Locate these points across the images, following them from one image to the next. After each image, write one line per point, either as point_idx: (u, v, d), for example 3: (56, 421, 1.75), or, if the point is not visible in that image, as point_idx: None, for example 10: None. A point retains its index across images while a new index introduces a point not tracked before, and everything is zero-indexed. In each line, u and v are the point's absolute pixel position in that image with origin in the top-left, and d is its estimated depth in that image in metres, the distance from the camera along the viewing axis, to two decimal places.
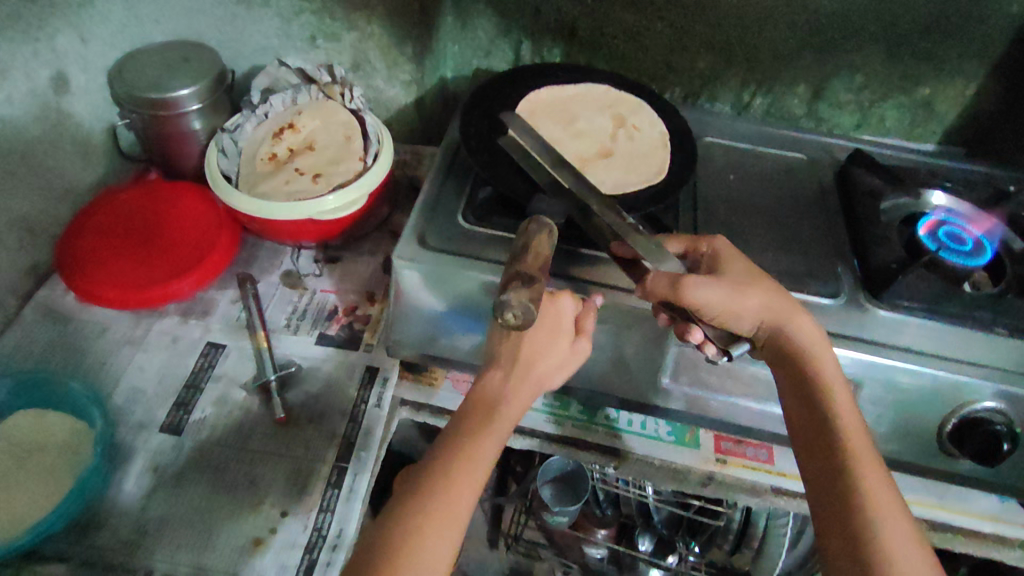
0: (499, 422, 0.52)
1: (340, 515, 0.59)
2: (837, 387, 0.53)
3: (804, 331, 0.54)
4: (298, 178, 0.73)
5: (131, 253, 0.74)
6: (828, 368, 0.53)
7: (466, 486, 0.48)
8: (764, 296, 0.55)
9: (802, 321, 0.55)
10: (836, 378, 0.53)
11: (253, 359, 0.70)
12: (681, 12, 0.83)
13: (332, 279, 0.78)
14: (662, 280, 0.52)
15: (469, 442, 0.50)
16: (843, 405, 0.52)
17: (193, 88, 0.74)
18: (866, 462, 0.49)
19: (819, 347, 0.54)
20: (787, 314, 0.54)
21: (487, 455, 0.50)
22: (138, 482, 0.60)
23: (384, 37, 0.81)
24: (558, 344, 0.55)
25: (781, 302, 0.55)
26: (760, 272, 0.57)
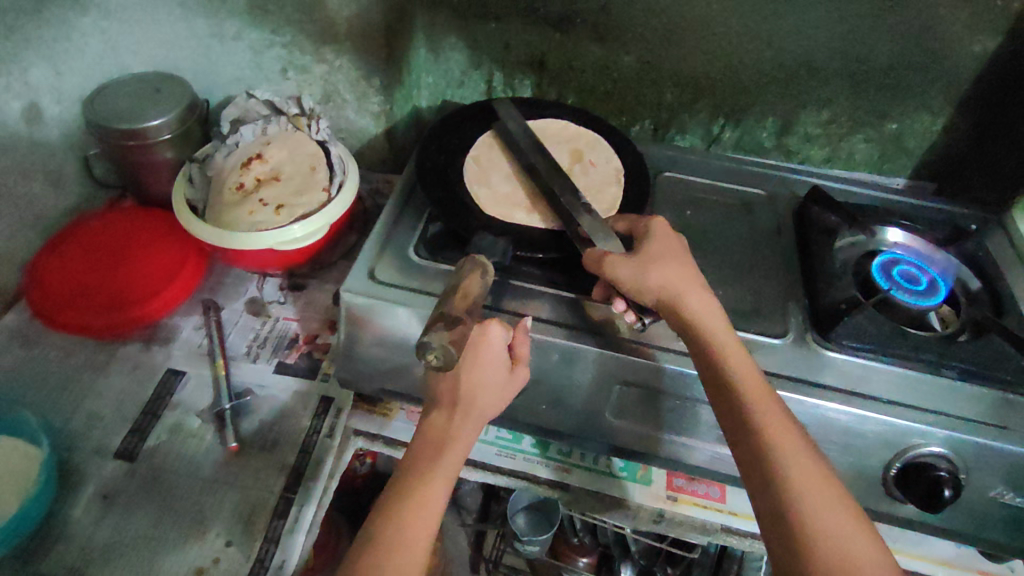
0: (443, 471, 0.52)
1: (283, 546, 0.60)
2: (731, 351, 0.53)
3: (698, 302, 0.55)
4: (261, 209, 0.74)
5: (99, 280, 0.76)
6: (719, 334, 0.54)
7: (418, 540, 0.48)
8: (660, 270, 0.57)
9: (695, 293, 0.56)
10: (729, 344, 0.54)
11: (210, 387, 0.71)
12: (646, 47, 0.84)
13: (296, 307, 0.79)
14: (593, 256, 0.58)
15: (415, 496, 0.50)
16: (740, 369, 0.52)
17: (164, 118, 0.76)
18: (773, 424, 0.49)
19: (709, 314, 0.55)
20: (679, 287, 0.56)
21: (437, 504, 0.51)
22: (86, 508, 0.61)
23: (352, 70, 0.83)
24: (494, 385, 0.55)
25: (674, 274, 0.57)
26: (663, 246, 0.59)
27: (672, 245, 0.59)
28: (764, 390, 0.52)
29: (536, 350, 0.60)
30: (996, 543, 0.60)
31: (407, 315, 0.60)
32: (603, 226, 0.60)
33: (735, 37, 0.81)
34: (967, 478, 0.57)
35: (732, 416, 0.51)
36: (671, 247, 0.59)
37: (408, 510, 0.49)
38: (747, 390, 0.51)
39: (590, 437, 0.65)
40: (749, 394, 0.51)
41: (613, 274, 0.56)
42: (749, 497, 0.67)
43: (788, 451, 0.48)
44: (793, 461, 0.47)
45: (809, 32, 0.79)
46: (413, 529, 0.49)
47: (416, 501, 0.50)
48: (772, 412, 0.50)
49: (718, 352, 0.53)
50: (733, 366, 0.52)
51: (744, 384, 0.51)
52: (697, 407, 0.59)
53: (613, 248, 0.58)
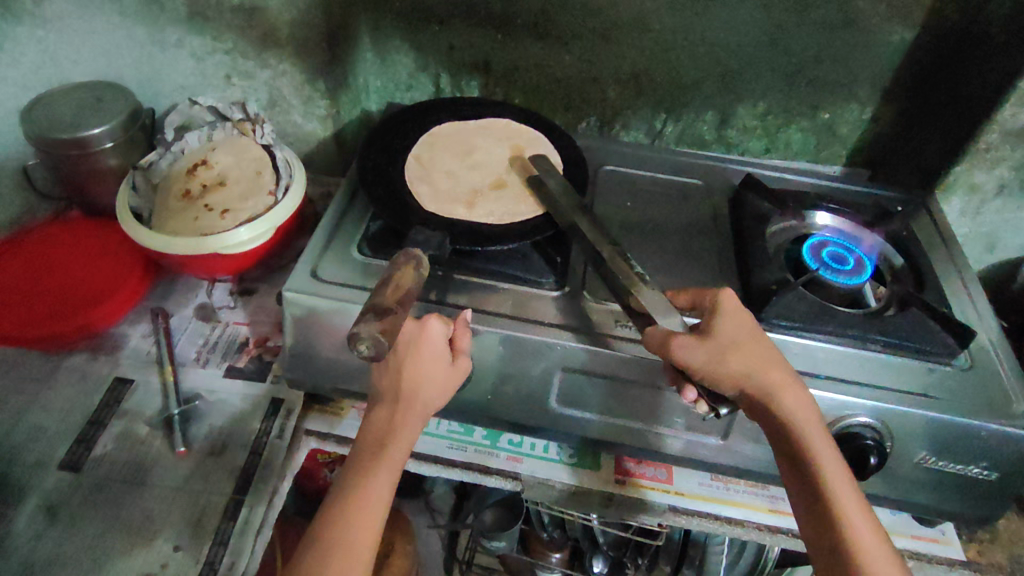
0: (389, 467, 0.53)
1: (234, 548, 0.60)
2: (820, 448, 0.52)
3: (790, 396, 0.53)
4: (206, 214, 0.75)
5: (42, 292, 0.75)
6: (813, 432, 0.53)
7: (362, 538, 0.49)
8: (742, 358, 0.54)
9: (777, 374, 0.54)
10: (812, 430, 0.53)
11: (159, 393, 0.70)
12: (587, 45, 0.86)
13: (247, 311, 0.79)
14: (659, 333, 0.54)
15: (357, 488, 0.51)
16: (832, 468, 0.52)
17: (105, 126, 0.76)
18: (863, 530, 0.50)
19: (799, 406, 0.53)
20: (769, 380, 0.53)
21: (381, 502, 0.51)
22: (30, 521, 0.60)
23: (296, 75, 0.83)
24: (435, 377, 0.55)
25: (760, 363, 0.54)
26: (742, 327, 0.56)
27: (747, 323, 0.56)
28: (852, 487, 0.52)
29: (478, 342, 0.61)
30: (925, 507, 0.63)
31: (347, 311, 0.61)
32: (662, 299, 0.56)
33: (671, 33, 0.84)
34: (892, 447, 0.59)
35: (818, 516, 0.52)
36: (749, 326, 0.56)
37: (352, 508, 0.50)
38: (838, 492, 0.51)
39: (538, 425, 0.66)
40: (838, 494, 0.51)
41: (687, 359, 0.52)
42: (695, 477, 0.69)
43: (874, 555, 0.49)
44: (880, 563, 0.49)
45: (740, 28, 0.82)
46: (357, 531, 0.49)
47: (363, 497, 0.51)
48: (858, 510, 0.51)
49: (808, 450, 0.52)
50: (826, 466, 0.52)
51: (833, 483, 0.52)
52: (636, 388, 0.61)
53: (677, 325, 0.54)
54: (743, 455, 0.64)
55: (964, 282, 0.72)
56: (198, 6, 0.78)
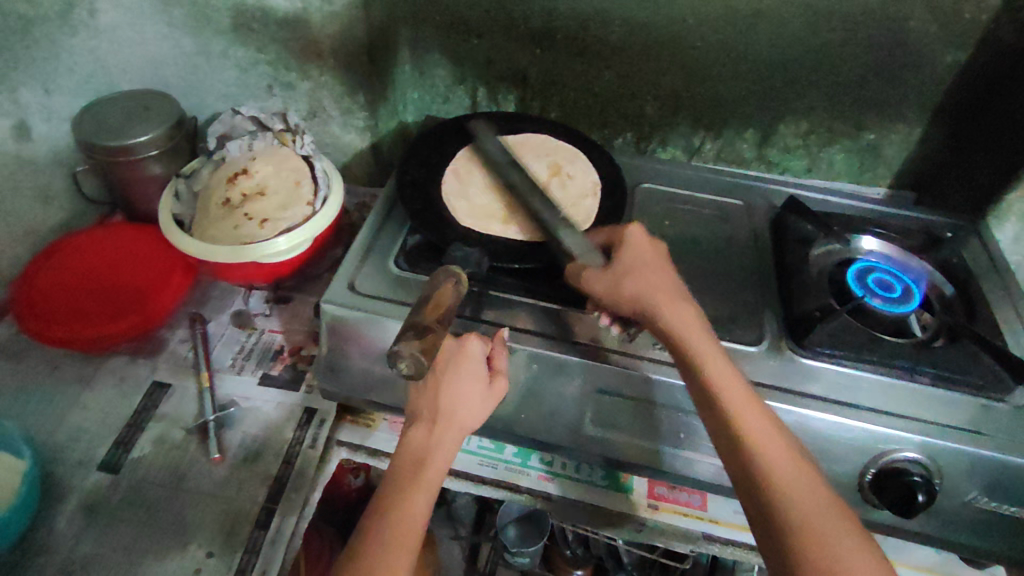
0: (427, 485, 0.52)
1: (266, 557, 0.60)
2: (737, 400, 0.51)
3: (675, 313, 0.55)
4: (246, 223, 0.76)
5: (87, 294, 0.77)
6: (704, 351, 0.53)
7: (403, 557, 0.49)
8: (633, 282, 0.56)
9: (664, 298, 0.56)
10: (704, 349, 0.53)
11: (196, 399, 0.71)
12: (626, 62, 0.86)
13: (282, 319, 0.80)
14: (574, 270, 0.59)
15: (398, 508, 0.51)
16: (723, 380, 0.52)
17: (151, 134, 0.77)
18: (763, 441, 0.49)
19: (712, 356, 0.53)
20: (654, 300, 0.56)
21: (420, 522, 0.51)
22: (69, 521, 0.61)
23: (337, 87, 0.84)
24: (474, 399, 0.55)
25: (673, 315, 0.55)
26: (656, 279, 0.57)
27: (666, 276, 0.58)
28: (751, 400, 0.51)
29: (514, 360, 0.61)
30: (973, 548, 0.60)
31: (383, 325, 0.61)
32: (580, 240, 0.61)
33: (712, 50, 0.82)
34: (941, 484, 0.57)
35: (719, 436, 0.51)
36: (665, 279, 0.58)
37: (392, 526, 0.50)
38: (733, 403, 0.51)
39: (572, 445, 0.65)
40: (762, 446, 0.49)
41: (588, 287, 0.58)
42: (731, 505, 0.68)
43: (772, 459, 0.48)
44: (777, 469, 0.48)
45: (784, 46, 0.81)
46: (396, 548, 0.49)
47: (402, 517, 0.50)
48: (787, 463, 0.48)
49: (728, 403, 0.51)
50: (717, 379, 0.52)
51: (756, 436, 0.49)
52: (674, 414, 0.60)
53: (590, 260, 0.59)
54: None
55: (1017, 313, 0.69)
56: (243, 18, 0.79)
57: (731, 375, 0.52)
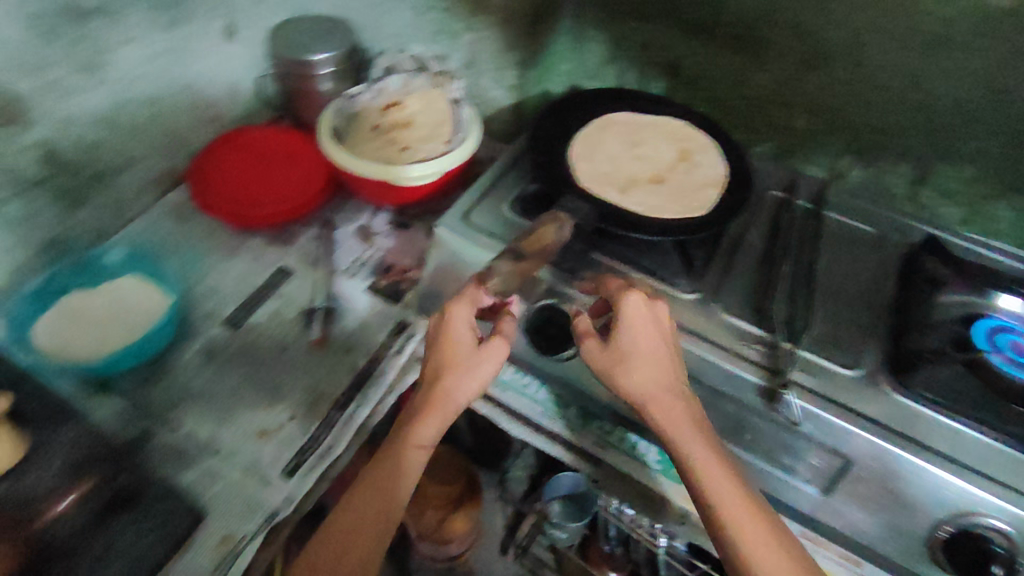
0: (409, 451, 0.54)
1: (335, 434, 0.67)
2: (713, 475, 0.51)
3: (636, 379, 0.55)
4: (388, 147, 0.84)
5: (245, 180, 0.88)
6: (670, 423, 0.53)
7: (390, 493, 0.53)
8: (601, 354, 0.57)
9: (628, 369, 0.55)
10: (670, 418, 0.53)
11: (311, 288, 0.80)
12: (786, 67, 0.83)
13: (398, 241, 0.86)
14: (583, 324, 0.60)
15: (389, 457, 0.54)
16: (695, 450, 0.52)
17: (332, 53, 0.87)
18: (729, 504, 0.50)
19: (690, 442, 0.52)
20: (614, 375, 0.55)
21: (415, 470, 0.54)
22: (190, 358, 0.72)
23: (498, 43, 0.93)
24: (462, 372, 0.56)
25: (652, 400, 0.54)
26: (637, 359, 0.55)
27: (655, 353, 0.56)
28: (725, 467, 0.51)
29: (598, 320, 0.63)
30: None
31: (481, 255, 0.66)
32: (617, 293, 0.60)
33: (883, 71, 0.78)
34: None
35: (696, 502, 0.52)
36: (655, 358, 0.56)
37: (386, 469, 0.54)
38: (702, 471, 0.51)
39: (634, 418, 0.64)
40: (732, 519, 0.49)
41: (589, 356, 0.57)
42: None
43: (745, 522, 0.49)
44: (744, 531, 0.49)
45: (967, 80, 0.74)
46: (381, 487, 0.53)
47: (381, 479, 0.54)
48: (756, 530, 0.49)
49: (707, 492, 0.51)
50: (688, 452, 0.52)
51: (727, 513, 0.50)
52: (737, 412, 0.58)
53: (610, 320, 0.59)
54: (855, 524, 0.55)
55: None
56: None
57: (705, 444, 0.52)
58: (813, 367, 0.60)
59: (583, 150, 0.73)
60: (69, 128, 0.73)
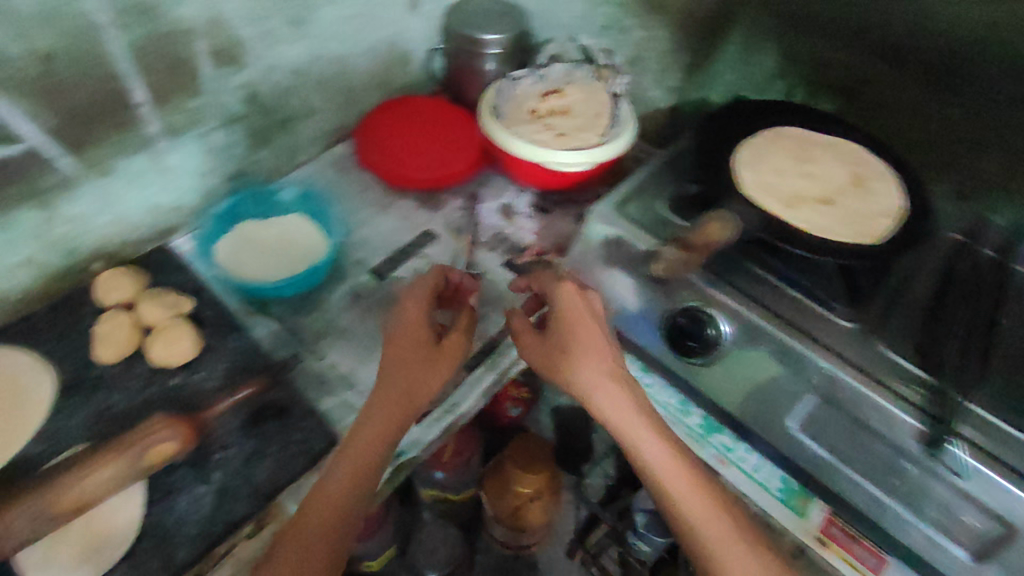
0: (385, 424, 0.58)
1: (461, 393, 0.70)
2: (662, 463, 0.56)
3: (586, 371, 0.59)
4: (543, 132, 0.86)
5: (404, 145, 0.94)
6: (619, 413, 0.58)
7: (364, 458, 0.57)
8: (554, 345, 0.61)
9: (580, 361, 0.59)
10: (616, 408, 0.58)
11: (452, 253, 0.84)
12: (984, 101, 0.76)
13: (538, 224, 0.88)
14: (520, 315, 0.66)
15: (360, 428, 0.59)
16: (645, 440, 0.57)
17: (502, 36, 0.91)
18: (677, 486, 0.55)
19: (639, 433, 0.57)
20: (576, 364, 0.59)
21: (389, 440, 0.58)
22: (339, 298, 0.78)
23: (667, 43, 0.90)
24: (433, 369, 0.62)
25: (598, 390, 0.58)
26: (585, 355, 0.60)
27: (604, 352, 0.60)
28: (674, 456, 0.57)
29: (748, 330, 0.61)
30: None
31: (635, 247, 0.67)
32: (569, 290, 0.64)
33: None
34: None
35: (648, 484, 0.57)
36: (600, 352, 0.60)
37: (356, 440, 0.58)
38: (655, 461, 0.56)
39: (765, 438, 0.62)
40: (685, 501, 0.55)
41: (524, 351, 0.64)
42: None
43: (693, 503, 0.55)
44: (696, 513, 0.55)
45: None
46: (359, 453, 0.57)
47: (359, 457, 0.57)
48: (707, 513, 0.55)
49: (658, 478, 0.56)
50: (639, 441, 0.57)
51: (677, 497, 0.55)
52: (886, 450, 0.55)
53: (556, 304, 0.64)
54: None
55: None
56: None
57: (653, 434, 0.57)
58: (987, 425, 0.55)
59: (750, 158, 0.71)
60: (269, 76, 0.81)
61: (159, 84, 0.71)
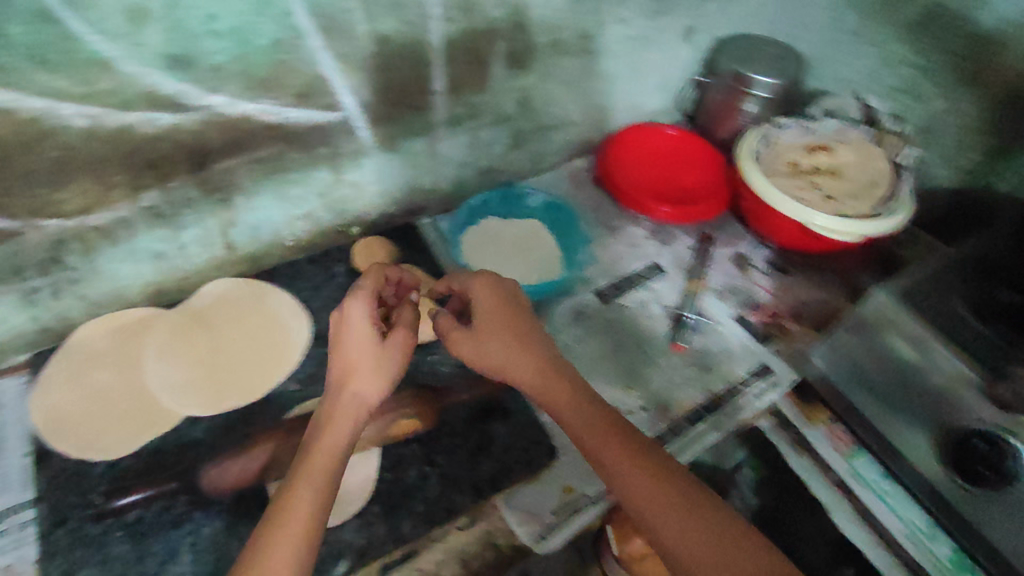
0: (348, 413, 0.55)
1: (682, 444, 0.67)
2: (623, 461, 0.52)
3: (511, 357, 0.59)
4: (808, 189, 0.80)
5: (646, 172, 0.93)
6: (566, 404, 0.57)
7: (323, 464, 0.51)
8: (493, 348, 0.60)
9: (511, 350, 0.60)
10: (569, 406, 0.56)
11: (680, 293, 0.82)
12: None
13: (775, 284, 0.84)
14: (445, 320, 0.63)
15: (321, 433, 0.53)
16: (588, 430, 0.54)
17: (774, 80, 0.85)
18: (643, 485, 0.50)
19: (595, 433, 0.54)
20: (494, 355, 0.60)
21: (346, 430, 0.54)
22: (563, 313, 0.78)
23: (973, 121, 0.80)
24: (379, 370, 0.57)
25: (548, 384, 0.58)
26: (510, 332, 0.61)
27: (510, 319, 0.62)
28: (628, 447, 0.53)
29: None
30: None
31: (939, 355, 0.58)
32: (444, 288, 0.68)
33: None
34: None
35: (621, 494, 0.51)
36: (506, 323, 0.61)
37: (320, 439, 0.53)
38: (608, 457, 0.53)
39: None
40: (654, 503, 0.49)
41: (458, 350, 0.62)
42: None
43: (660, 499, 0.49)
44: (667, 517, 0.48)
45: None
46: (321, 455, 0.52)
47: (326, 445, 0.53)
48: (679, 511, 0.49)
49: (621, 477, 0.51)
50: (585, 433, 0.54)
51: (646, 499, 0.50)
52: None
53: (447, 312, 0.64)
54: None
55: None
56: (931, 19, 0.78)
57: (602, 425, 0.55)
58: None
59: None
60: (542, 84, 0.83)
61: (457, 76, 0.75)
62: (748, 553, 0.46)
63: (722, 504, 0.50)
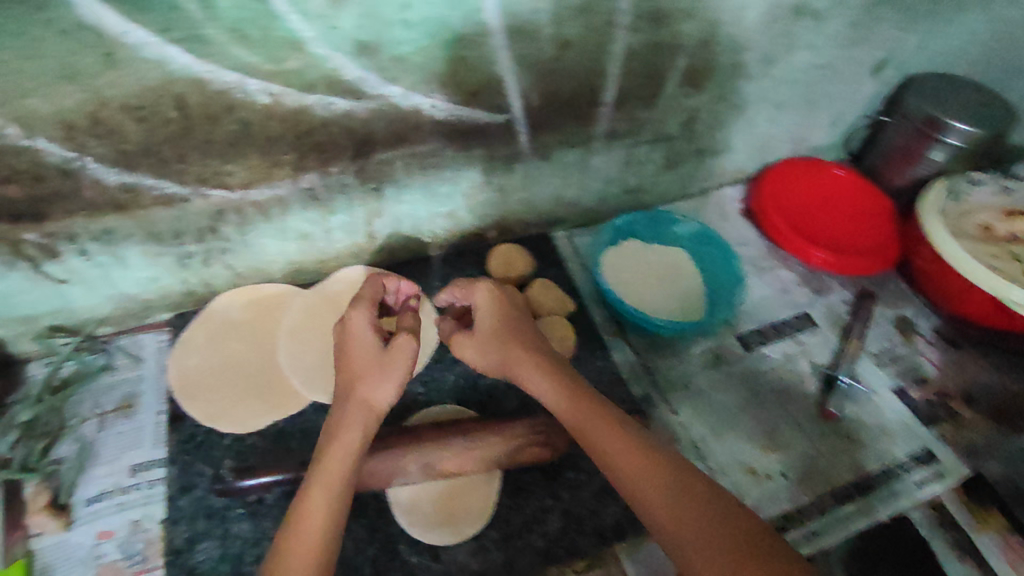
0: (359, 413, 0.51)
1: (831, 525, 0.60)
2: (617, 453, 0.48)
3: (493, 348, 0.58)
4: (1005, 259, 0.70)
5: (804, 212, 0.85)
6: (552, 391, 0.54)
7: (342, 458, 0.48)
8: (482, 347, 0.59)
9: (494, 341, 0.58)
10: (558, 396, 0.53)
11: (831, 351, 0.74)
12: None
13: (943, 358, 0.75)
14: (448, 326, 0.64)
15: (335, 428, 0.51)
16: (582, 420, 0.51)
17: (973, 129, 0.74)
18: (640, 478, 0.46)
19: (586, 426, 0.50)
20: (481, 347, 0.59)
21: (362, 428, 0.51)
22: (701, 355, 0.73)
23: None
24: (384, 379, 0.53)
25: (530, 371, 0.55)
26: (495, 323, 0.60)
27: (497, 310, 0.61)
28: (618, 434, 0.49)
29: None
30: None
31: None
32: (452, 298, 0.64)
33: None
34: None
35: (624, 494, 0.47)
36: (498, 319, 0.60)
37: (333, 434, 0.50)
38: (604, 450, 0.48)
39: None
40: (653, 497, 0.45)
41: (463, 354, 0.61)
42: None
43: (657, 490, 0.45)
44: (665, 511, 0.44)
45: None
46: (340, 451, 0.49)
47: (335, 434, 0.50)
48: (679, 502, 0.44)
49: (618, 472, 0.47)
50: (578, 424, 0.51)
51: (644, 493, 0.45)
52: None
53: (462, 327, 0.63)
54: None
55: None
56: None
57: (595, 416, 0.50)
58: None
59: None
60: (710, 106, 0.77)
61: (626, 89, 0.70)
62: (762, 541, 0.41)
63: (720, 490, 0.45)
